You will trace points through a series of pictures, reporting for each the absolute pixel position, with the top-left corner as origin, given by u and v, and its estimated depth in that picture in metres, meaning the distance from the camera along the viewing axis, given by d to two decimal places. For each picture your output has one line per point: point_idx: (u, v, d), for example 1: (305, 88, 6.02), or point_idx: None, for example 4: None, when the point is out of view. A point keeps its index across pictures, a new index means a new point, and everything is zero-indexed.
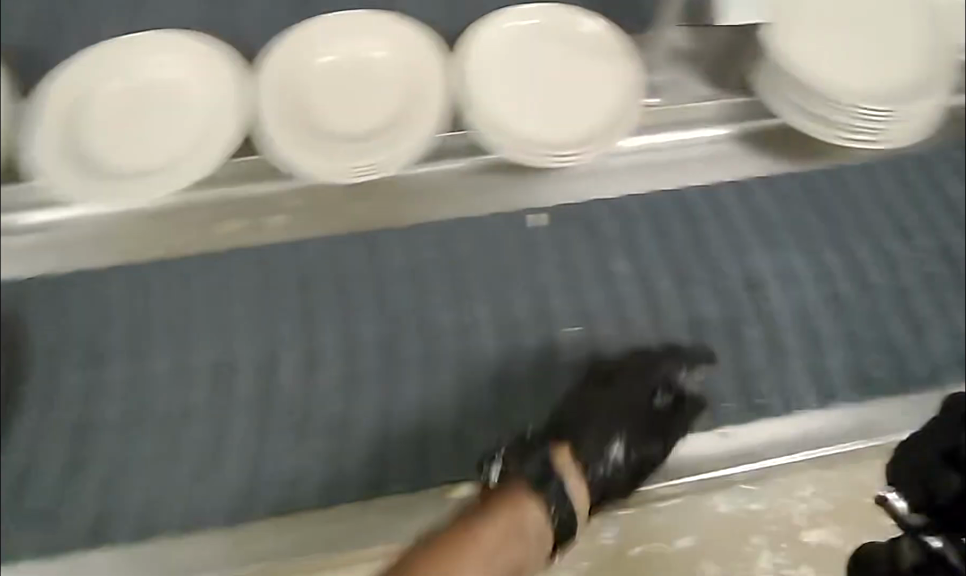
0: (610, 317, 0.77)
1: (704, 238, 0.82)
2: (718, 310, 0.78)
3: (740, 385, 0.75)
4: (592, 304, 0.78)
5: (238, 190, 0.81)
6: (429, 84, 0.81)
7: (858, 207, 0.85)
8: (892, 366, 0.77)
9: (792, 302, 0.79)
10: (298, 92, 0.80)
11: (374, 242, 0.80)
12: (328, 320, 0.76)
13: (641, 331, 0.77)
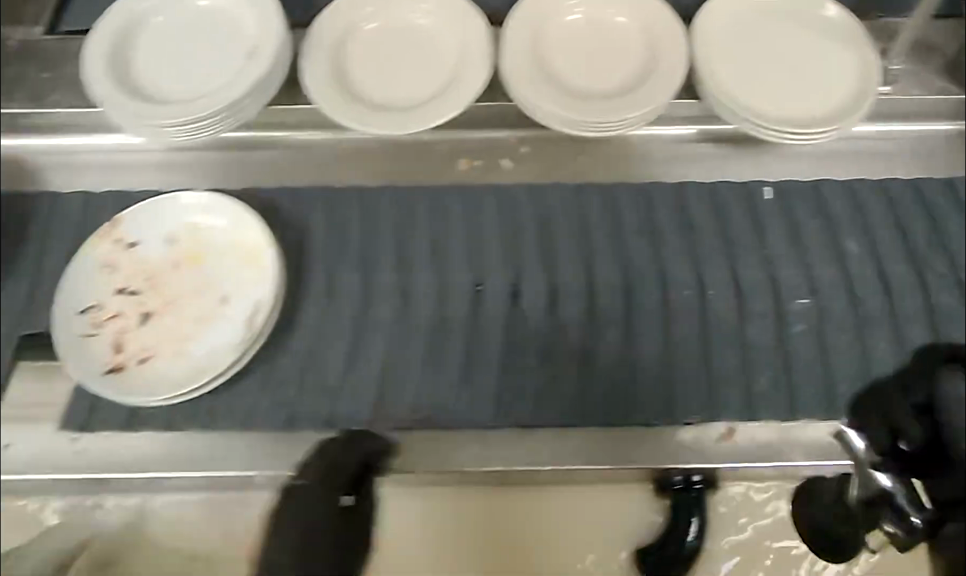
0: (654, 279, 0.75)
1: (758, 216, 0.78)
2: (770, 284, 0.74)
3: (812, 367, 0.70)
4: (639, 264, 0.76)
5: (317, 141, 0.87)
6: (463, 52, 0.88)
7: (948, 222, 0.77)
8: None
9: (865, 300, 0.73)
10: (353, 57, 0.89)
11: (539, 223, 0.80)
12: (399, 263, 0.78)
13: (689, 291, 0.74)
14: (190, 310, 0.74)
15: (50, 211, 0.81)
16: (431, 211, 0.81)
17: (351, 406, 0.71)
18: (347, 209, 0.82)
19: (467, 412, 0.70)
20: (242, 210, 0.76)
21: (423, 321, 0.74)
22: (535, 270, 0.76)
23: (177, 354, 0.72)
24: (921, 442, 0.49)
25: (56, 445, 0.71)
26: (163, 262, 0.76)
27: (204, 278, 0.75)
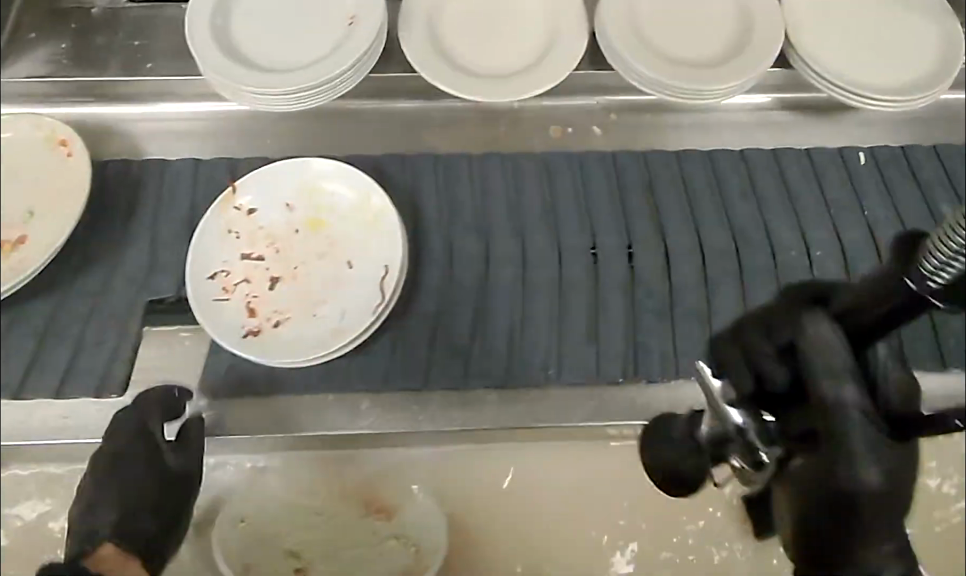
0: (761, 240, 0.79)
1: (853, 178, 0.82)
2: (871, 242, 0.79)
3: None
4: (747, 226, 0.80)
5: (408, 108, 0.89)
6: (562, 15, 0.88)
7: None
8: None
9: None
10: (449, 21, 0.89)
11: (639, 177, 0.82)
12: (516, 226, 0.80)
13: (797, 251, 0.78)
14: (319, 275, 0.76)
15: (165, 181, 0.82)
16: (538, 174, 0.83)
17: (484, 366, 0.75)
18: (454, 174, 0.83)
19: (596, 368, 0.74)
20: (367, 180, 0.78)
21: (543, 279, 0.77)
22: (646, 232, 0.79)
23: (312, 317, 0.74)
24: (831, 391, 0.49)
25: (192, 410, 0.74)
26: (286, 228, 0.78)
27: (329, 244, 0.77)
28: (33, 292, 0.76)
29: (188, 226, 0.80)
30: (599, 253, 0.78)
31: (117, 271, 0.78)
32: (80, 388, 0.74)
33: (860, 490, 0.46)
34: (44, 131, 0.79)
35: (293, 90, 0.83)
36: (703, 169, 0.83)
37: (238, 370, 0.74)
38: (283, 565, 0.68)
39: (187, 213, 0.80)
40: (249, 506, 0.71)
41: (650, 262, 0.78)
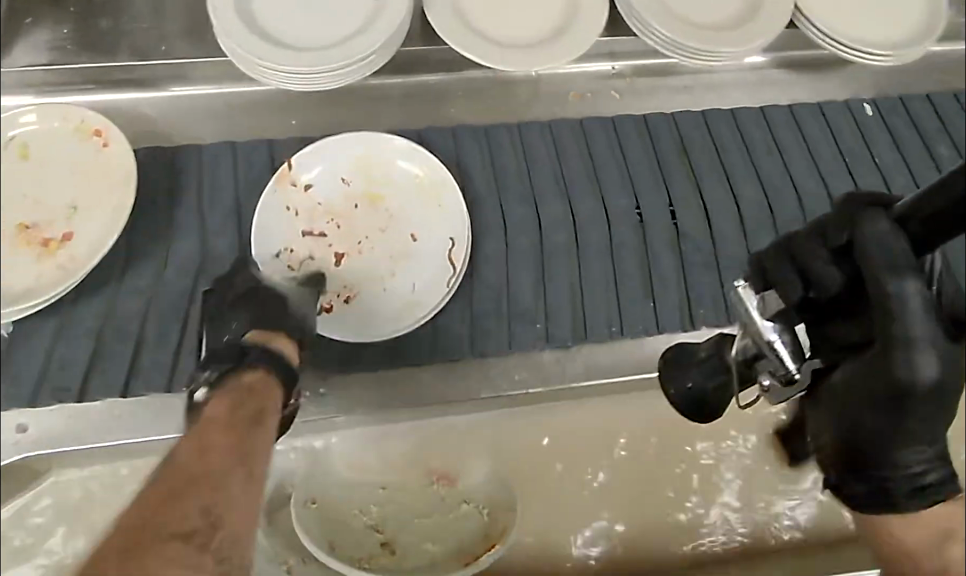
0: (789, 190, 0.83)
1: (863, 131, 0.88)
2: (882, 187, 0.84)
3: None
4: (775, 178, 0.84)
5: (433, 81, 0.88)
6: None
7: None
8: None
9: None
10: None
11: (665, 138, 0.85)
12: (563, 192, 0.82)
13: (822, 200, 0.83)
14: (383, 248, 0.76)
15: (204, 168, 0.79)
16: (576, 141, 0.85)
17: (551, 327, 0.76)
18: (495, 146, 0.84)
19: (656, 321, 0.77)
20: (423, 154, 0.78)
21: (593, 239, 0.80)
22: (686, 191, 0.83)
23: (382, 291, 0.74)
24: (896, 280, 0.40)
25: None
26: (344, 204, 0.77)
27: (389, 218, 0.77)
28: (82, 291, 0.74)
29: (237, 212, 0.78)
30: (641, 212, 0.81)
31: (169, 262, 0.75)
32: (152, 386, 0.71)
33: (916, 388, 0.40)
34: (75, 122, 0.74)
35: (330, 66, 0.80)
36: (724, 126, 0.87)
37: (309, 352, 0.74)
38: (369, 538, 0.71)
39: (232, 200, 0.78)
40: (321, 490, 0.73)
41: (690, 218, 0.81)
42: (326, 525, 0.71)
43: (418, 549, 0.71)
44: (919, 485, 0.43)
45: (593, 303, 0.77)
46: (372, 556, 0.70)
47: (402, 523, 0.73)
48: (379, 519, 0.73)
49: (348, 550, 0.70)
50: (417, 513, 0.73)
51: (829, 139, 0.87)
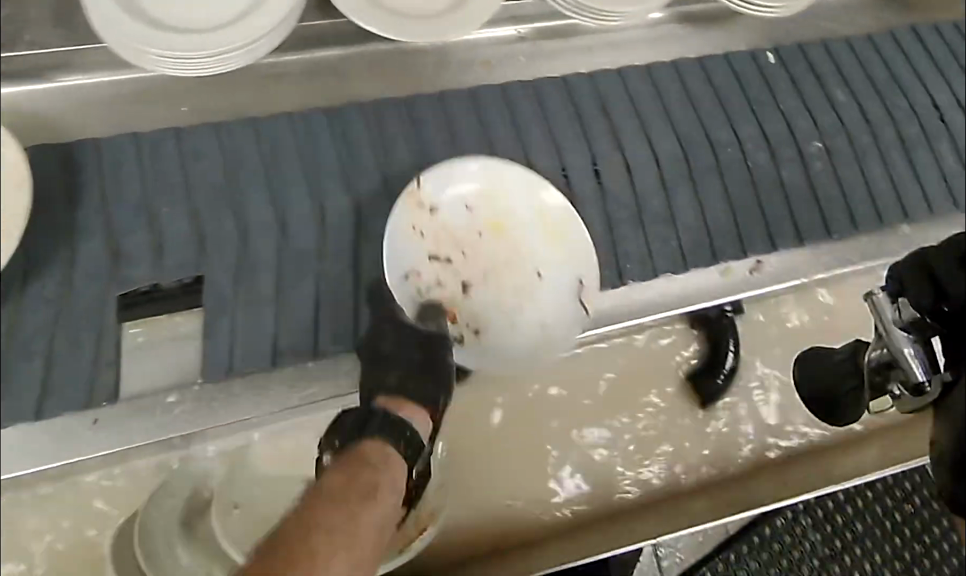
0: (702, 141, 0.78)
1: (767, 78, 0.83)
2: (788, 132, 0.80)
3: (837, 199, 0.78)
4: (689, 129, 0.78)
5: (330, 55, 0.78)
6: None
7: (901, 64, 0.86)
8: (941, 185, 0.80)
9: (857, 136, 0.81)
10: None
11: (570, 94, 0.79)
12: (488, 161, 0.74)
13: (733, 149, 0.78)
14: (505, 281, 0.68)
15: (103, 165, 0.68)
16: (498, 103, 0.77)
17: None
18: (388, 120, 0.75)
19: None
20: (549, 191, 0.69)
21: None
22: (607, 146, 0.76)
23: (511, 326, 0.67)
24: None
25: (182, 406, 0.64)
26: (467, 229, 0.68)
27: (516, 250, 0.69)
28: None
29: (146, 210, 0.67)
30: (552, 172, 0.74)
31: (73, 270, 0.64)
32: (70, 406, 0.61)
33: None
34: None
35: (216, 49, 0.66)
36: (623, 81, 0.80)
37: (239, 359, 0.64)
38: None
39: (140, 197, 0.68)
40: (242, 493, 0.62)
41: (599, 173, 0.75)
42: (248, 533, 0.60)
43: None
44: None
45: None
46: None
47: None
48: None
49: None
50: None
51: (731, 83, 0.82)
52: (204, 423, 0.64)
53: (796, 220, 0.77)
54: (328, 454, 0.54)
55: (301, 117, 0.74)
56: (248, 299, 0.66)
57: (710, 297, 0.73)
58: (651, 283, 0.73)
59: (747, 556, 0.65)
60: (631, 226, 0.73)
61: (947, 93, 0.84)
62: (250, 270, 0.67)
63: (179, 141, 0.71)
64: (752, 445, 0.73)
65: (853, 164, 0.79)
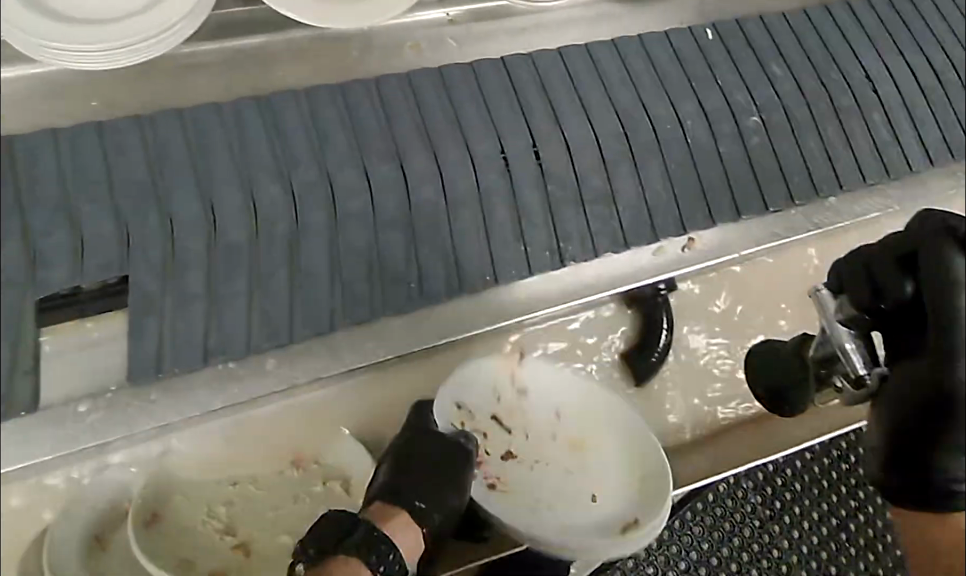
0: (640, 117, 0.77)
1: (705, 53, 0.82)
2: (726, 107, 0.79)
3: (776, 173, 0.78)
4: (628, 106, 0.77)
5: (249, 43, 0.76)
6: None
7: (834, 36, 0.85)
8: (874, 155, 0.80)
9: (791, 106, 0.81)
10: None
11: (504, 74, 0.77)
12: (426, 144, 0.72)
13: (674, 125, 0.77)
14: (555, 458, 0.67)
15: (18, 160, 0.65)
16: (433, 85, 0.75)
17: (426, 283, 0.68)
18: (319, 106, 0.72)
19: (528, 263, 0.70)
20: (628, 412, 0.68)
21: (454, 188, 0.70)
22: (542, 126, 0.75)
23: (538, 514, 0.63)
24: (944, 266, 0.50)
25: (110, 413, 0.63)
26: (547, 426, 0.68)
27: (579, 467, 0.67)
28: None
29: (65, 209, 0.64)
30: (488, 152, 0.72)
31: None
32: None
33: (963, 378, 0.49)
34: None
35: (128, 40, 0.66)
36: (558, 60, 0.79)
37: (168, 361, 0.62)
38: (219, 546, 0.62)
39: (60, 197, 0.64)
40: (161, 502, 0.63)
41: (535, 154, 0.73)
42: (166, 542, 0.61)
43: (276, 544, 0.63)
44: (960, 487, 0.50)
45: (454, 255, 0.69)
46: (226, 563, 0.62)
47: (256, 520, 0.64)
48: (229, 521, 0.64)
49: (203, 563, 0.62)
50: (274, 505, 0.65)
51: (667, 59, 0.81)
52: (120, 430, 0.62)
53: (735, 195, 0.76)
54: (300, 563, 0.57)
55: (229, 108, 0.71)
56: (177, 299, 0.63)
57: (644, 275, 0.74)
58: (588, 265, 0.73)
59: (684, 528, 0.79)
60: (571, 207, 0.72)
61: (882, 62, 0.84)
62: (177, 265, 0.64)
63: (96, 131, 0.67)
64: (684, 423, 0.74)
65: (790, 138, 0.79)
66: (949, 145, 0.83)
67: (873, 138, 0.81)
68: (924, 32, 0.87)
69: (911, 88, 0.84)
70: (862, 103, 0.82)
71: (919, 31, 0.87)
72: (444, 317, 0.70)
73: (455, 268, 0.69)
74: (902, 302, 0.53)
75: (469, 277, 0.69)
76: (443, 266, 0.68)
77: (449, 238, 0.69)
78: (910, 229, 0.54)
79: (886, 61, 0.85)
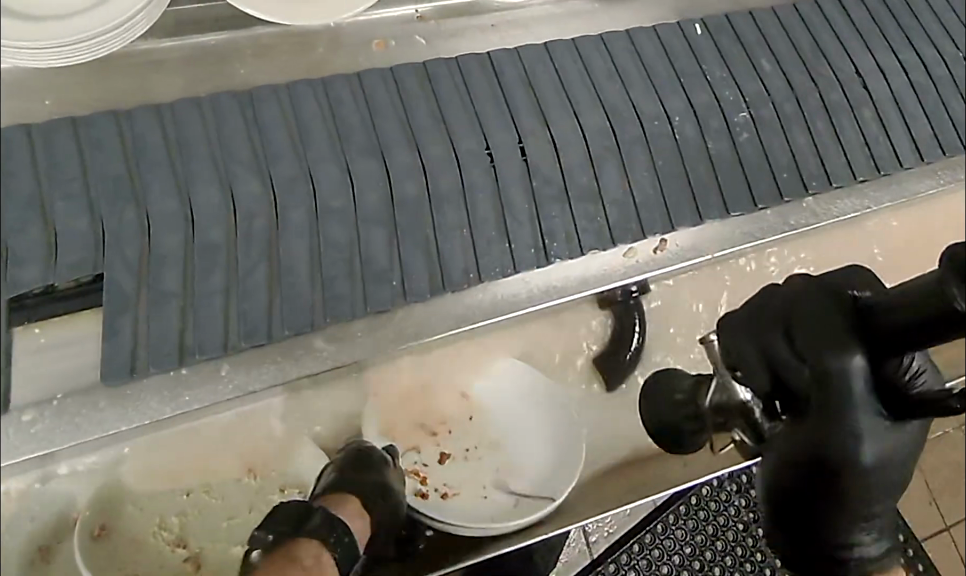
0: (627, 113, 0.76)
1: (694, 48, 0.81)
2: (715, 103, 0.78)
3: (765, 169, 0.76)
4: (616, 102, 0.76)
5: (213, 40, 0.74)
6: None
7: (825, 31, 0.84)
8: (863, 152, 0.79)
9: (780, 102, 0.79)
10: None
11: (488, 70, 0.76)
12: (409, 140, 0.70)
13: (661, 121, 0.76)
14: (479, 439, 0.72)
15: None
16: (417, 81, 0.74)
17: (408, 280, 0.67)
18: (300, 100, 0.71)
19: (514, 260, 0.69)
20: (536, 375, 0.73)
21: (437, 185, 0.69)
22: (528, 122, 0.73)
23: (484, 499, 0.69)
24: (838, 361, 0.50)
25: (86, 416, 0.61)
26: (459, 411, 0.73)
27: (495, 442, 0.72)
28: None
29: (38, 206, 0.62)
30: (472, 148, 0.71)
31: None
32: None
33: (852, 460, 0.50)
34: None
35: (82, 36, 0.65)
36: (544, 55, 0.77)
37: (142, 361, 0.61)
38: (169, 558, 0.65)
39: (32, 189, 0.63)
40: (111, 513, 0.65)
41: (519, 150, 0.72)
42: (115, 555, 0.64)
43: (227, 556, 0.66)
44: (853, 553, 0.52)
45: (435, 251, 0.68)
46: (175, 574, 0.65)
47: (208, 532, 0.66)
48: (181, 533, 0.66)
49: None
50: (228, 516, 0.67)
51: (656, 55, 0.79)
52: (71, 437, 0.61)
53: (724, 191, 0.75)
54: (255, 547, 0.62)
55: (209, 103, 0.69)
56: (150, 297, 0.62)
57: (616, 277, 0.72)
58: (564, 264, 0.71)
59: (662, 537, 0.88)
60: (556, 203, 0.71)
61: (872, 59, 0.83)
62: (152, 264, 0.63)
63: (71, 128, 0.66)
64: None
65: (780, 134, 0.78)
66: (939, 141, 0.81)
67: (865, 134, 0.80)
68: (916, 26, 0.86)
69: (901, 84, 0.82)
70: (854, 100, 0.81)
71: (910, 25, 0.86)
72: (428, 318, 0.68)
73: (437, 267, 0.67)
74: (797, 385, 0.51)
75: (451, 275, 0.67)
76: (423, 265, 0.67)
77: (429, 235, 0.68)
78: (798, 298, 0.53)
79: (878, 57, 0.83)
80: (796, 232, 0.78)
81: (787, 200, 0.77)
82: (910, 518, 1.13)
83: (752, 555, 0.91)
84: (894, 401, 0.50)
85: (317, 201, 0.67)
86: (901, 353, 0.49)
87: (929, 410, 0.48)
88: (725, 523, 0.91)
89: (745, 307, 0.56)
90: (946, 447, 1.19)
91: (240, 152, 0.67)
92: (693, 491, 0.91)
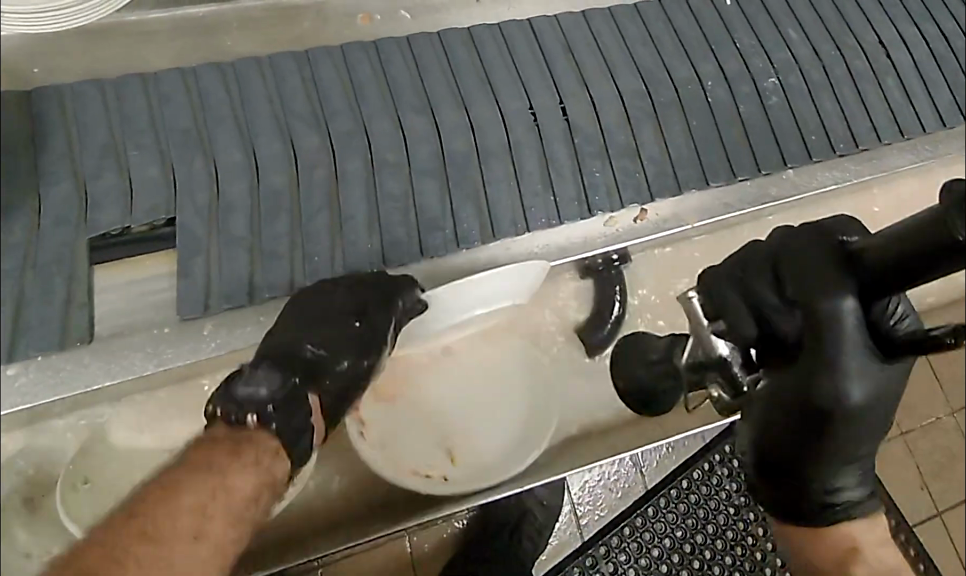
0: (663, 76, 0.80)
1: (724, 18, 0.85)
2: (745, 69, 0.82)
3: (794, 132, 0.80)
4: (651, 67, 0.80)
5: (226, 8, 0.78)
6: None
7: (849, 4, 0.88)
8: (888, 117, 0.83)
9: (807, 69, 0.83)
10: None
11: (532, 34, 0.80)
12: (457, 99, 0.75)
13: (694, 85, 0.80)
14: (455, 415, 0.71)
15: (62, 104, 0.69)
16: (464, 44, 0.78)
17: (459, 229, 0.71)
18: (355, 62, 0.75)
19: (558, 211, 0.73)
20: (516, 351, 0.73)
21: (486, 142, 0.73)
22: (571, 83, 0.78)
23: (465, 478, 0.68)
24: (832, 303, 0.50)
25: (132, 357, 0.65)
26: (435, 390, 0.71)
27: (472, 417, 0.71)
28: None
29: (112, 152, 0.67)
30: (518, 108, 0.75)
31: (43, 215, 0.65)
32: (38, 350, 0.62)
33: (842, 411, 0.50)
34: None
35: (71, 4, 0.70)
36: (587, 20, 0.82)
37: (216, 296, 0.65)
38: None
39: (106, 139, 0.68)
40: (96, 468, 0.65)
41: (561, 111, 0.76)
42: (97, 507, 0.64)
43: None
44: (833, 498, 0.55)
45: (481, 203, 0.72)
46: None
47: None
48: None
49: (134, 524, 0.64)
50: None
51: (690, 22, 0.84)
52: (52, 393, 0.63)
53: (756, 150, 0.79)
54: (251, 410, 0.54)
55: (269, 62, 0.74)
56: (222, 240, 0.66)
57: (597, 246, 0.74)
58: (545, 233, 0.73)
59: (651, 520, 0.92)
60: (596, 160, 0.75)
61: (896, 31, 0.87)
62: (223, 210, 0.67)
63: (143, 86, 0.71)
64: None
65: (807, 98, 0.82)
66: (960, 107, 0.85)
67: (889, 101, 0.84)
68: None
69: (923, 54, 0.86)
70: (876, 69, 0.85)
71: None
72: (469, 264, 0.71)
73: (483, 217, 0.71)
74: (788, 335, 0.52)
75: (497, 222, 0.71)
76: (472, 216, 0.71)
77: (476, 188, 0.72)
78: (781, 241, 0.54)
79: (900, 29, 0.87)
80: (815, 195, 0.81)
81: (814, 159, 0.80)
82: (899, 498, 1.14)
83: (743, 539, 0.93)
84: (883, 340, 0.51)
85: (372, 153, 0.71)
86: (889, 294, 0.49)
87: (914, 348, 0.48)
88: (716, 507, 0.94)
89: (730, 259, 0.56)
90: (938, 432, 1.19)
91: (302, 106, 0.72)
92: (683, 475, 0.95)
